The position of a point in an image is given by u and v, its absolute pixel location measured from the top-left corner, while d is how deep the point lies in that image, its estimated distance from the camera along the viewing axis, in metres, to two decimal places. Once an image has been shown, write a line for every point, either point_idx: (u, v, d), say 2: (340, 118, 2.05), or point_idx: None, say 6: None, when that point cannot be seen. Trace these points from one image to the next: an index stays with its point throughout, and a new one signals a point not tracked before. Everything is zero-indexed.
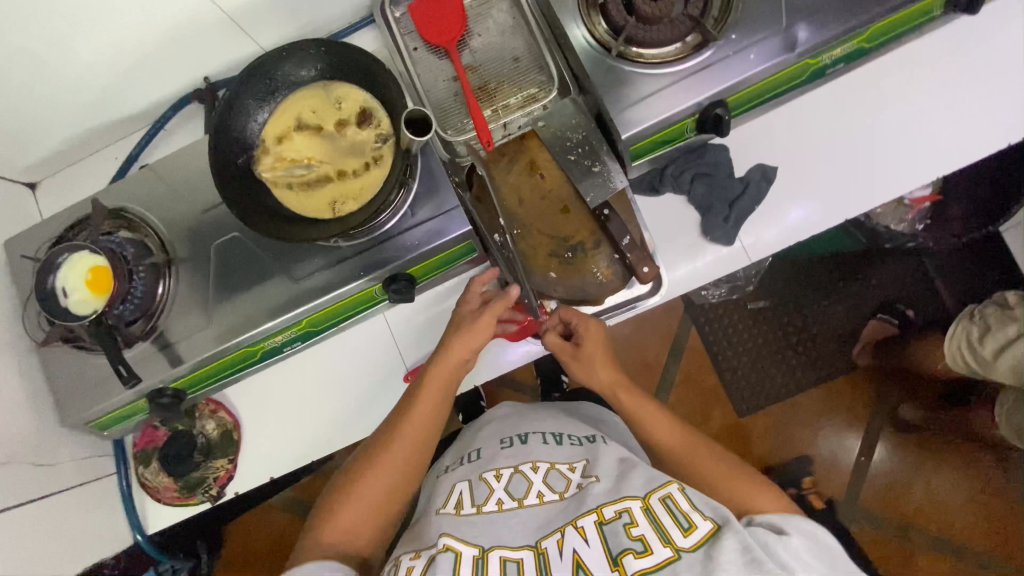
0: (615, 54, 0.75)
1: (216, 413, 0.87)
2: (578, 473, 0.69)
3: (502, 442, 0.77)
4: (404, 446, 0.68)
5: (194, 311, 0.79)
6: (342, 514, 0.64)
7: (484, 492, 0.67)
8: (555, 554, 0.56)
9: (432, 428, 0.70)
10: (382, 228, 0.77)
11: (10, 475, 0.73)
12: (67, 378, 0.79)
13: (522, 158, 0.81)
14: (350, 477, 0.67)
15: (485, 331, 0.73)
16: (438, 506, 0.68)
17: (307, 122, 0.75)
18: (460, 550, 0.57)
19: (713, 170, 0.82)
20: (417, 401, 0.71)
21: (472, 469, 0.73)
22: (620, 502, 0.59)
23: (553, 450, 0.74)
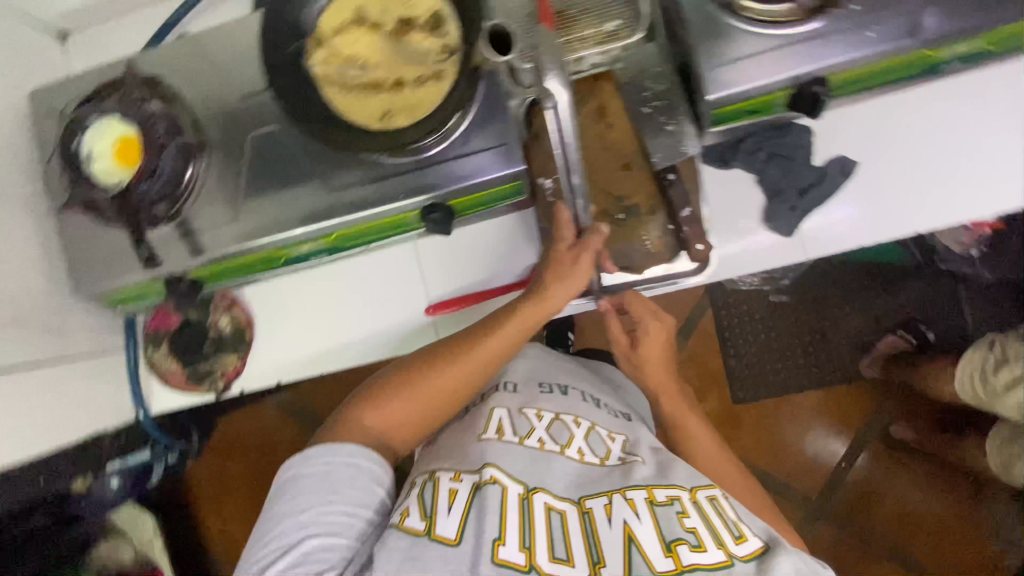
0: (720, 4, 0.68)
1: (232, 309, 0.86)
2: (618, 445, 0.69)
3: (541, 385, 0.77)
4: (465, 370, 0.70)
5: (221, 203, 0.75)
6: (388, 407, 0.67)
7: (526, 426, 0.68)
8: (601, 518, 0.57)
9: (495, 362, 0.71)
10: (429, 151, 0.72)
11: (20, 334, 0.73)
12: (82, 248, 0.77)
13: (592, 101, 0.74)
14: (403, 376, 0.70)
15: (578, 282, 0.71)
16: (478, 429, 0.69)
17: (368, 20, 0.69)
18: (507, 485, 0.58)
19: (792, 154, 0.76)
20: (490, 333, 0.71)
21: (511, 399, 0.74)
22: (672, 489, 0.60)
23: (593, 412, 0.74)
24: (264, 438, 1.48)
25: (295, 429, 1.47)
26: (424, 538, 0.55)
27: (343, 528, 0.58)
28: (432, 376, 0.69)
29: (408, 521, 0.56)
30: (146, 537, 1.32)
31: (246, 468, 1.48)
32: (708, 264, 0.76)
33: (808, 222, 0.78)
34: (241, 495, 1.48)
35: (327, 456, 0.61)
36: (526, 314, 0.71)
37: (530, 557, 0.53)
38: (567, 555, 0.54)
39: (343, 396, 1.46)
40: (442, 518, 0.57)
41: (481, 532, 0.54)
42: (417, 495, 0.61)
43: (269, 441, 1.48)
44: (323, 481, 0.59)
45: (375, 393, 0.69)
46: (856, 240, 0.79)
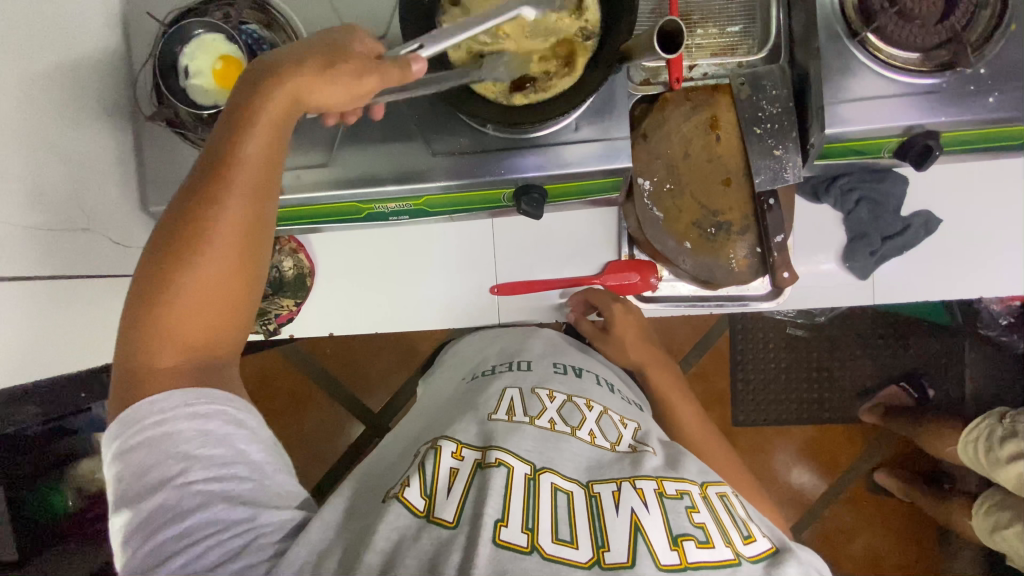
0: (856, 39, 0.68)
1: (297, 253, 0.82)
2: (629, 431, 0.67)
3: (555, 364, 0.74)
4: (219, 245, 0.52)
5: (314, 146, 0.72)
6: (185, 324, 0.51)
7: (537, 406, 0.66)
8: (608, 504, 0.55)
9: (242, 245, 0.53)
10: (537, 132, 0.69)
11: (87, 243, 0.70)
12: (161, 163, 0.74)
13: (706, 111, 0.74)
14: (155, 280, 0.51)
15: (359, 89, 0.53)
16: (487, 409, 0.65)
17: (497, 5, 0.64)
18: (513, 467, 0.55)
19: (885, 201, 0.77)
20: (208, 191, 0.51)
21: (522, 378, 0.71)
22: (682, 483, 0.59)
23: (607, 397, 0.72)
24: (265, 382, 1.46)
25: (301, 379, 1.46)
26: (423, 520, 0.52)
27: (233, 478, 0.49)
28: (183, 265, 0.51)
29: (408, 493, 0.53)
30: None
31: None
32: (782, 292, 0.80)
33: (881, 269, 0.80)
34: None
35: (142, 424, 0.48)
36: (260, 149, 0.53)
37: (532, 538, 0.50)
38: (571, 537, 0.51)
39: (354, 355, 1.45)
40: (443, 499, 0.54)
41: (481, 511, 0.51)
42: (416, 465, 0.58)
43: (270, 386, 1.46)
44: (160, 446, 0.48)
45: (148, 324, 0.51)
46: (911, 292, 0.81)
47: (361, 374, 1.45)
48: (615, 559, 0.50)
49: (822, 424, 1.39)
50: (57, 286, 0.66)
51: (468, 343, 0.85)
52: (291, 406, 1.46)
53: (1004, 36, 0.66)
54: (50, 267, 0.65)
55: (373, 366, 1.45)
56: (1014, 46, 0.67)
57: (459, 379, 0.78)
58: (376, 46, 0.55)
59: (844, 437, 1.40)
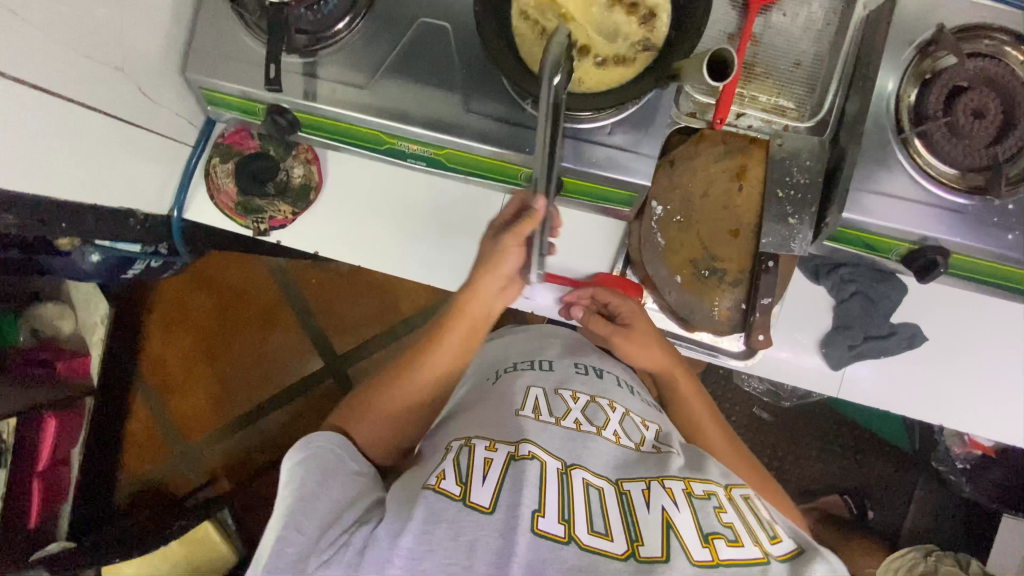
0: (900, 138, 0.69)
1: (310, 164, 0.85)
2: (652, 433, 0.67)
3: (576, 365, 0.74)
4: (412, 388, 0.69)
5: (359, 67, 0.74)
6: (366, 428, 0.68)
7: (561, 408, 0.65)
8: (639, 502, 0.56)
9: (427, 390, 0.70)
10: (573, 124, 0.70)
11: (118, 84, 0.71)
12: (210, 36, 0.75)
13: (739, 158, 0.74)
14: (363, 393, 0.70)
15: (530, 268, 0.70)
16: (513, 405, 0.65)
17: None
18: (544, 460, 0.57)
19: (877, 301, 0.77)
20: (419, 354, 0.70)
21: (545, 378, 0.70)
22: (708, 484, 0.60)
23: (628, 398, 0.71)
24: (245, 287, 1.46)
25: (278, 295, 1.46)
26: (458, 503, 0.52)
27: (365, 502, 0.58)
28: (383, 391, 0.70)
29: (444, 483, 0.54)
30: (91, 321, 1.29)
31: (211, 305, 1.46)
32: (754, 355, 0.79)
33: (854, 366, 0.80)
34: (195, 327, 1.46)
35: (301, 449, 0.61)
36: (459, 333, 0.70)
37: (569, 529, 0.51)
38: (606, 529, 0.52)
39: (334, 290, 1.46)
40: (477, 487, 0.54)
41: (518, 501, 0.52)
42: (451, 458, 0.59)
43: (248, 292, 1.46)
44: (305, 471, 0.58)
45: (348, 415, 0.70)
46: (865, 400, 0.81)
47: (335, 310, 1.46)
48: (651, 553, 0.51)
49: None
50: (80, 116, 0.67)
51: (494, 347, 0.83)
52: (259, 317, 1.47)
53: None
54: (74, 91, 0.65)
55: (348, 307, 1.46)
56: None
57: (483, 377, 0.76)
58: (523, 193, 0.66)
59: None
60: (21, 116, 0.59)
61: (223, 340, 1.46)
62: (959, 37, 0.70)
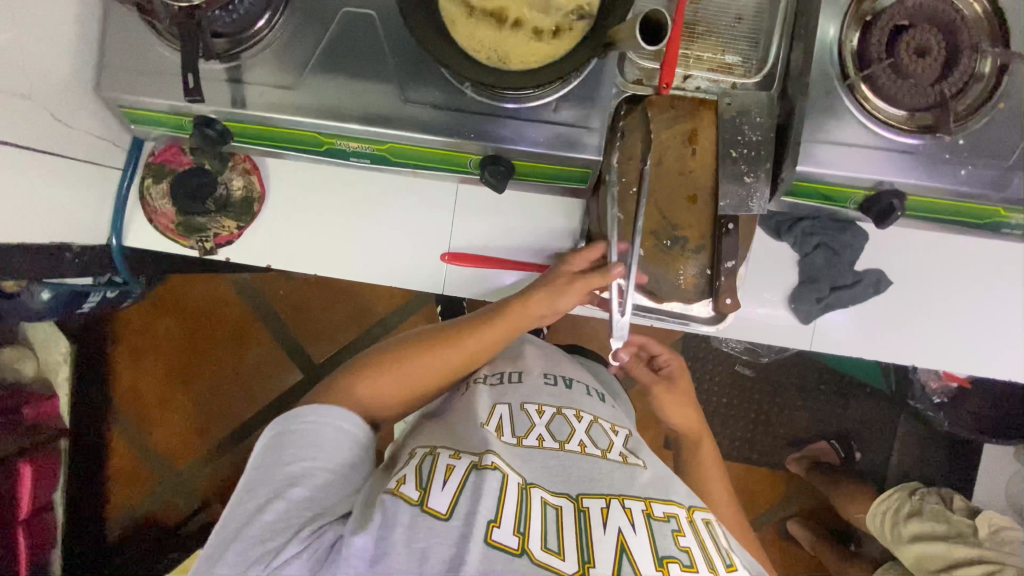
0: (847, 84, 0.68)
1: (249, 175, 0.80)
2: (621, 439, 0.67)
3: (546, 375, 0.73)
4: (438, 360, 0.69)
5: (286, 67, 0.70)
6: (374, 388, 0.66)
7: (525, 424, 0.65)
8: (596, 520, 0.55)
9: (449, 370, 0.70)
10: (517, 103, 0.68)
11: (27, 111, 0.65)
12: (125, 50, 0.71)
13: (688, 121, 0.72)
14: (382, 357, 0.69)
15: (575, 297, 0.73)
16: (477, 419, 0.65)
17: None
18: (506, 474, 0.57)
19: (841, 251, 0.77)
20: (458, 334, 0.70)
21: (512, 393, 0.70)
22: (670, 505, 0.59)
23: (597, 406, 0.71)
24: (211, 306, 1.42)
25: (246, 311, 1.42)
26: (416, 508, 0.54)
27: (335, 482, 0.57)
28: (406, 359, 0.68)
29: (404, 488, 0.56)
30: (53, 359, 1.35)
31: (178, 328, 1.41)
32: (723, 320, 0.77)
33: (825, 317, 0.80)
34: (163, 353, 1.41)
35: (299, 419, 0.60)
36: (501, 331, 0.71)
37: (522, 542, 0.52)
38: (558, 547, 0.53)
39: (303, 300, 1.42)
40: (436, 491, 0.55)
41: (474, 510, 0.53)
42: (414, 465, 0.60)
43: (216, 310, 1.42)
44: (308, 440, 0.58)
45: (360, 374, 0.67)
46: (836, 350, 0.81)
47: (308, 320, 1.42)
48: None
49: (747, 466, 1.38)
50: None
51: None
52: (228, 336, 1.42)
53: (987, 114, 0.67)
54: None
55: (321, 316, 1.43)
56: (995, 124, 0.67)
57: (456, 388, 0.76)
58: (599, 247, 0.74)
59: (767, 482, 1.39)
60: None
61: (195, 365, 1.42)
62: None
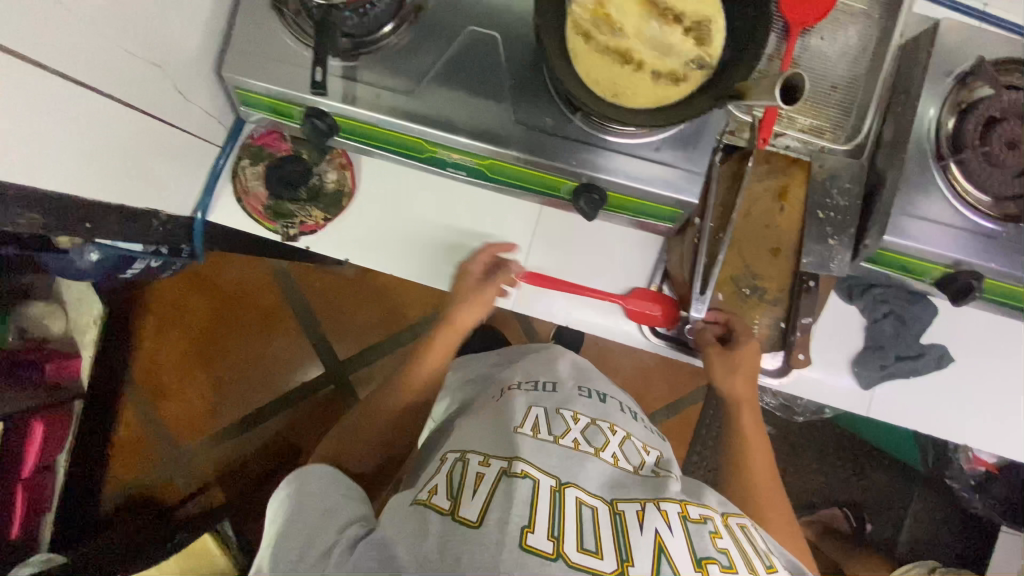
0: (940, 164, 0.70)
1: (343, 170, 0.83)
2: (651, 457, 0.71)
3: (581, 389, 0.77)
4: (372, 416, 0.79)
5: (403, 73, 0.72)
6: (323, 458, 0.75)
7: (561, 427, 0.68)
8: (632, 522, 0.57)
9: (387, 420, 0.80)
10: (621, 138, 0.71)
11: (155, 81, 0.67)
12: (252, 35, 0.73)
13: (780, 177, 0.75)
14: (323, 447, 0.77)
15: (489, 301, 0.80)
16: (513, 422, 0.67)
17: (611, 16, 0.66)
18: (538, 479, 0.58)
19: (909, 322, 0.79)
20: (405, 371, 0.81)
21: (548, 399, 0.73)
22: (704, 509, 0.61)
23: (630, 424, 0.75)
24: (244, 288, 1.42)
25: (280, 298, 1.42)
26: (447, 517, 0.55)
27: (353, 506, 0.65)
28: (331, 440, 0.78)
29: (436, 499, 0.59)
30: (85, 321, 1.27)
31: (209, 306, 1.41)
32: (789, 373, 0.79)
33: (885, 384, 0.81)
34: (189, 329, 1.41)
35: (305, 480, 0.68)
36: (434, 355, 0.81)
37: (558, 545, 0.52)
38: (596, 547, 0.53)
39: (343, 295, 1.43)
40: (466, 501, 0.57)
41: (507, 518, 0.53)
42: (445, 473, 0.63)
43: (248, 293, 1.42)
44: (323, 485, 0.67)
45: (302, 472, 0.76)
46: (888, 420, 0.82)
47: (344, 315, 1.43)
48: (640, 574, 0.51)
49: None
50: (117, 113, 0.64)
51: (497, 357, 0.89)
52: (258, 320, 1.42)
53: None
54: (113, 86, 0.62)
55: (357, 313, 1.43)
56: None
57: (487, 394, 0.79)
58: (488, 250, 0.81)
59: None
60: (59, 110, 0.55)
61: (220, 346, 1.42)
62: (997, 69, 0.72)
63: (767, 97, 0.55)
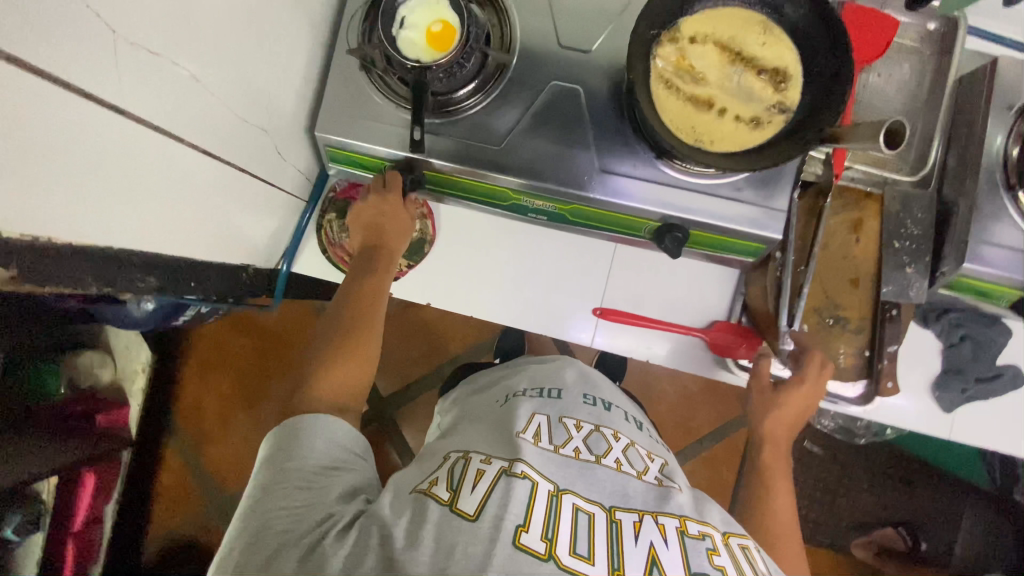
0: (1014, 192, 0.73)
1: (425, 219, 0.86)
2: (656, 464, 0.72)
3: (585, 397, 0.80)
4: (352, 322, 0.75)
5: (489, 125, 0.75)
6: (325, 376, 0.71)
7: (563, 435, 0.71)
8: (628, 532, 0.58)
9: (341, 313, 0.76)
10: (702, 180, 0.73)
11: (260, 143, 0.70)
12: (344, 94, 0.76)
13: (855, 211, 0.78)
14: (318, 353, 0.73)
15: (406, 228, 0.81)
16: (516, 427, 0.70)
17: (693, 67, 0.70)
18: (536, 482, 0.60)
19: (985, 345, 0.81)
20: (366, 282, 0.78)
21: (549, 406, 0.76)
22: (704, 525, 0.62)
23: (633, 432, 0.77)
24: (286, 328, 1.41)
25: None
26: (446, 507, 0.57)
27: (343, 479, 0.63)
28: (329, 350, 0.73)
29: (436, 489, 0.60)
30: (132, 368, 1.29)
31: (250, 347, 1.41)
32: (871, 401, 0.79)
33: (965, 407, 0.82)
34: (231, 371, 1.40)
35: (302, 427, 0.65)
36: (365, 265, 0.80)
37: (550, 547, 0.54)
38: (588, 553, 0.55)
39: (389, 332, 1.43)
40: (465, 495, 0.59)
41: (503, 515, 0.55)
42: (446, 468, 0.65)
43: (289, 333, 1.41)
44: (319, 443, 0.64)
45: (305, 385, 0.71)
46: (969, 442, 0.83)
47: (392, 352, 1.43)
48: None
49: (811, 547, 1.34)
50: (228, 174, 0.66)
51: (502, 371, 0.93)
52: (298, 360, 1.40)
53: None
54: (229, 151, 0.64)
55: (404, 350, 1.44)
56: None
57: (491, 400, 0.83)
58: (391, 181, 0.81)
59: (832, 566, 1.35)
60: (173, 175, 0.58)
61: (260, 389, 1.39)
62: None
63: (869, 142, 0.58)
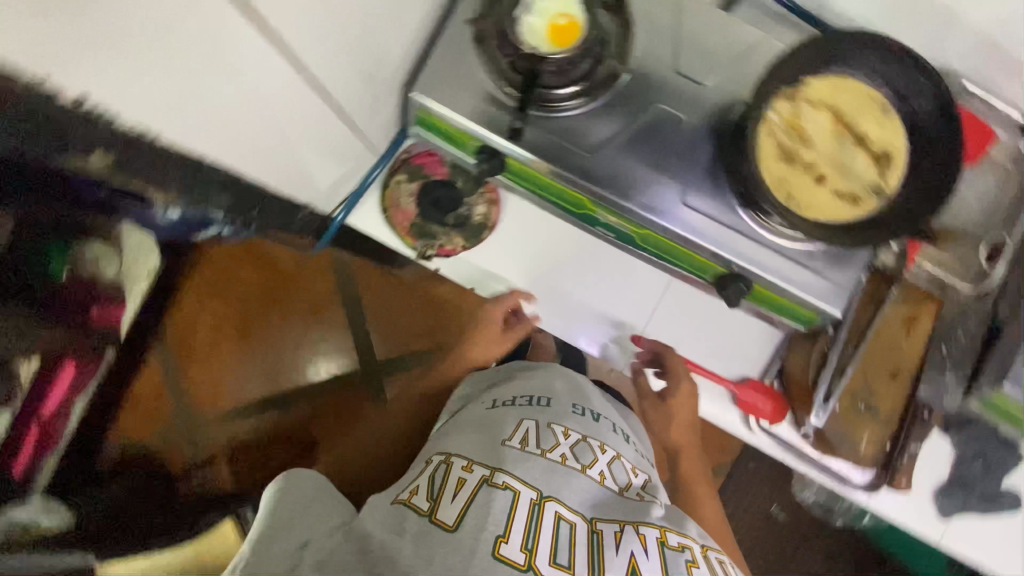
0: None
1: (491, 206, 0.86)
2: (642, 480, 0.62)
3: (575, 405, 0.68)
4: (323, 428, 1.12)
5: (586, 131, 0.75)
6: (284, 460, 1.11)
7: (549, 440, 0.61)
8: (609, 542, 0.51)
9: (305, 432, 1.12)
10: (781, 240, 0.73)
11: (359, 89, 0.69)
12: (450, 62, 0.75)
13: (910, 310, 0.81)
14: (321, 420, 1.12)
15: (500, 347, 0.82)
16: (501, 435, 0.61)
17: (803, 130, 0.70)
18: (518, 492, 0.52)
19: (995, 465, 0.82)
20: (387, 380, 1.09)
21: (539, 412, 0.65)
22: (687, 536, 0.54)
23: (623, 444, 0.66)
24: None
25: None
26: (424, 519, 0.50)
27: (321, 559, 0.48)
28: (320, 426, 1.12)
29: (415, 500, 0.54)
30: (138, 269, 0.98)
31: None
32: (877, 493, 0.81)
33: (959, 516, 0.84)
34: None
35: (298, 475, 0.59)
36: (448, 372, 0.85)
37: (529, 558, 0.47)
38: (570, 563, 0.48)
39: None
40: (446, 504, 0.52)
41: (483, 525, 0.48)
42: (430, 475, 0.58)
43: None
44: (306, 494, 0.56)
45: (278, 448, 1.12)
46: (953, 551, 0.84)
47: None
48: None
49: None
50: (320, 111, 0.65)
51: (496, 373, 0.78)
52: None
53: None
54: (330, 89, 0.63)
55: None
56: None
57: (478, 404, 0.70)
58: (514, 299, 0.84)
59: None
60: None
61: None
62: None
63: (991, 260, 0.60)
